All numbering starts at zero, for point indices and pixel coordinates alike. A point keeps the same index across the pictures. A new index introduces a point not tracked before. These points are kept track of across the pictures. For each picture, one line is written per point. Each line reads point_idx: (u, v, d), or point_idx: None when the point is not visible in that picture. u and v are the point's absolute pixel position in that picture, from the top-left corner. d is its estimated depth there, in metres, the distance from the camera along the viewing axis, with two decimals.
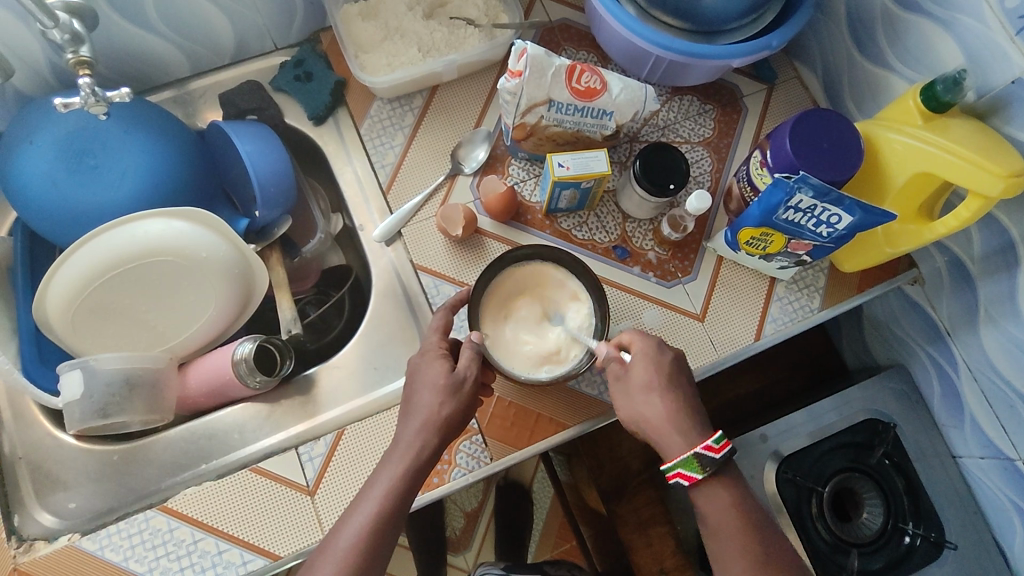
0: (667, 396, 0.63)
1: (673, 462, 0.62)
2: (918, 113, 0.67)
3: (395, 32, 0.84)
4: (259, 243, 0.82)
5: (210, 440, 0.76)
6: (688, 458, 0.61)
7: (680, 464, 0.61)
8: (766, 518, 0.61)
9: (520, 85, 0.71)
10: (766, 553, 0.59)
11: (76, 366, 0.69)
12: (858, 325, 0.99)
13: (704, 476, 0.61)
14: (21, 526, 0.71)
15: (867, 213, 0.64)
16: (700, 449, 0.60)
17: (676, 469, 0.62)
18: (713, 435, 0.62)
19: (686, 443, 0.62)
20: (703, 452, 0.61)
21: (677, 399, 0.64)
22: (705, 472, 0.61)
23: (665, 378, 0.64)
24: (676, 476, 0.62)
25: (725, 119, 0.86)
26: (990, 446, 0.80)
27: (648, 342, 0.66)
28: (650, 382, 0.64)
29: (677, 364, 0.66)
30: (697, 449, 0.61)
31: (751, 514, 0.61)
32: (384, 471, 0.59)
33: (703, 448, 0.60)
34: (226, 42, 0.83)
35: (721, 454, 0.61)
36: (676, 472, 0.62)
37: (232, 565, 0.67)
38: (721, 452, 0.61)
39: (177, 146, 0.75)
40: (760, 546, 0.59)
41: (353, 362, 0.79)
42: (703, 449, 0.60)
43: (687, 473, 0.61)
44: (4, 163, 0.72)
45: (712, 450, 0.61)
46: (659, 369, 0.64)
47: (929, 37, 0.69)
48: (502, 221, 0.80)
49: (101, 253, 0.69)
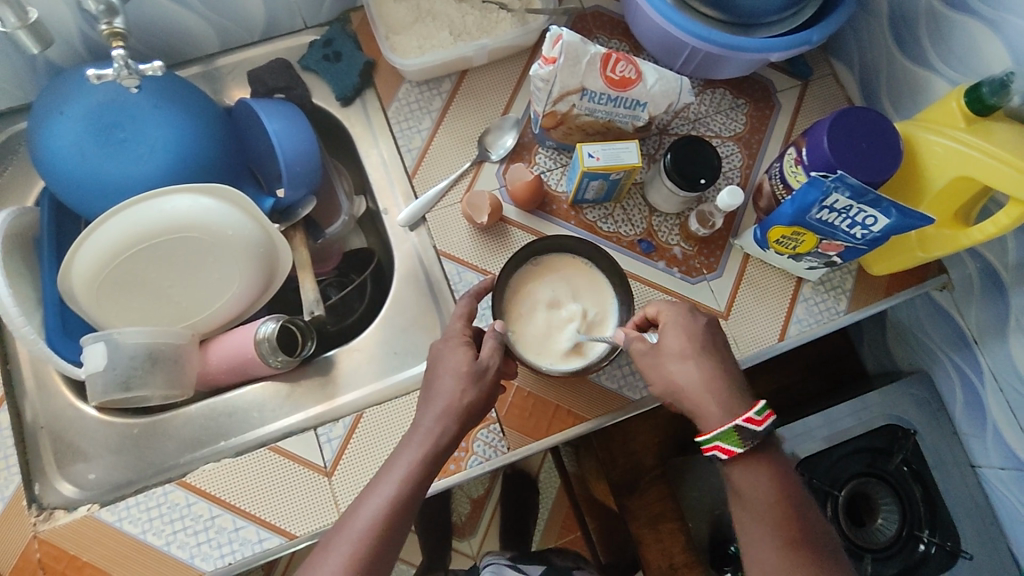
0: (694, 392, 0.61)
1: (710, 435, 0.59)
2: (961, 116, 0.66)
3: (426, 14, 0.83)
4: (282, 223, 0.82)
5: (229, 417, 0.77)
6: (729, 431, 0.58)
7: (718, 436, 0.59)
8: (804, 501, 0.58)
9: (553, 72, 0.70)
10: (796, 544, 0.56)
11: (100, 338, 0.69)
12: (881, 330, 0.97)
13: (744, 450, 0.58)
14: (42, 495, 0.72)
15: (905, 216, 0.63)
16: (743, 420, 0.58)
17: (713, 442, 0.59)
18: (755, 407, 0.59)
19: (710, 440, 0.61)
20: (745, 424, 0.58)
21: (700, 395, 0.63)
22: (745, 447, 0.58)
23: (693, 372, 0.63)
24: (713, 449, 0.59)
25: (757, 114, 0.84)
26: (1011, 456, 0.79)
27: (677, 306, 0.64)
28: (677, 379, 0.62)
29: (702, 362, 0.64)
30: (739, 420, 0.58)
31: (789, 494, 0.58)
32: (402, 455, 0.59)
33: (745, 419, 0.58)
34: (256, 19, 0.83)
35: (761, 428, 0.58)
36: (714, 445, 0.59)
37: (248, 542, 0.67)
38: (762, 425, 0.58)
39: (206, 122, 0.75)
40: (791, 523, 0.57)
41: (374, 345, 0.79)
42: (744, 421, 0.58)
43: (725, 447, 0.59)
44: (34, 133, 0.72)
45: (753, 423, 0.58)
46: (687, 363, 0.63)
47: (975, 37, 0.67)
48: (527, 210, 0.79)
49: (128, 227, 0.69)
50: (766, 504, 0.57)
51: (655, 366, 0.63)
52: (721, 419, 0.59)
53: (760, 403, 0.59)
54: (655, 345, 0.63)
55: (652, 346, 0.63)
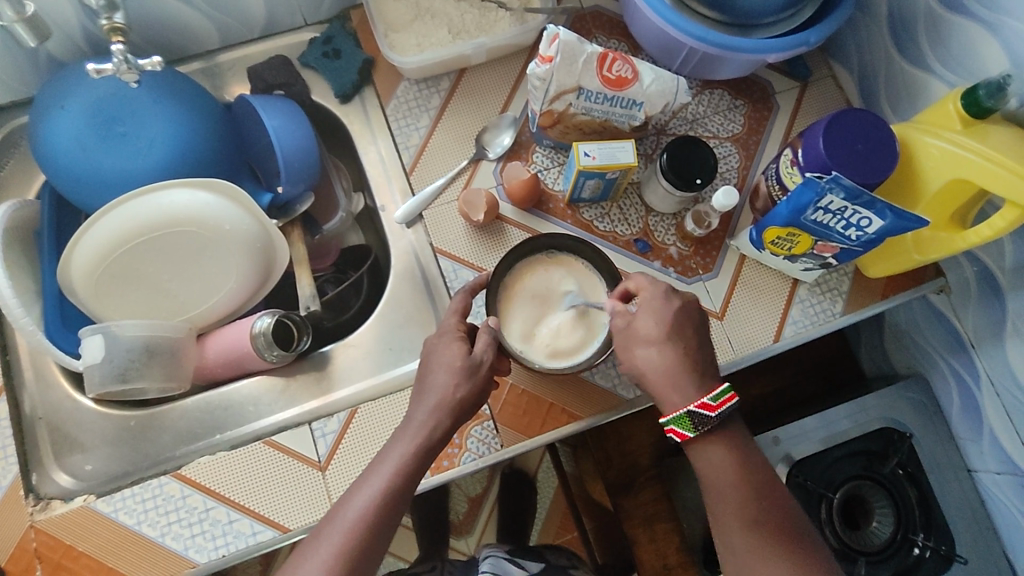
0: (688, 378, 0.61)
1: (665, 418, 0.60)
2: (958, 118, 0.66)
3: (426, 12, 0.83)
4: (281, 219, 0.83)
5: (225, 411, 0.77)
6: (681, 416, 0.59)
7: (673, 420, 0.60)
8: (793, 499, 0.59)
9: (550, 71, 0.70)
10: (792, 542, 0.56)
11: (98, 330, 0.70)
12: (879, 333, 0.97)
13: (696, 433, 0.59)
14: (39, 485, 0.72)
15: (899, 218, 0.63)
16: (695, 406, 0.59)
17: (668, 425, 0.60)
18: (713, 391, 0.60)
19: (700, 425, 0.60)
20: (697, 410, 0.59)
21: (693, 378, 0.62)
22: (699, 431, 0.59)
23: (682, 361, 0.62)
24: (669, 432, 0.61)
25: (755, 115, 0.84)
26: (1007, 460, 0.79)
27: (656, 289, 0.64)
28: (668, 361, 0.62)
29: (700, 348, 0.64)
30: (691, 407, 0.59)
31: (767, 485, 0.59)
32: (394, 448, 0.59)
33: (697, 405, 0.59)
34: (257, 17, 0.83)
35: (715, 413, 0.59)
36: (670, 428, 0.60)
37: (242, 535, 0.68)
38: (715, 410, 0.59)
39: (205, 118, 0.75)
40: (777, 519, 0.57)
41: (369, 341, 0.79)
42: (698, 406, 0.59)
43: (678, 430, 0.60)
44: (35, 127, 0.73)
45: (707, 407, 0.59)
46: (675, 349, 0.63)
47: (973, 40, 0.67)
48: (524, 208, 0.79)
49: (127, 220, 0.70)
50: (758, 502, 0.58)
51: (625, 348, 0.63)
52: (676, 404, 0.60)
53: (720, 387, 0.60)
54: (629, 327, 0.63)
55: (628, 325, 0.63)
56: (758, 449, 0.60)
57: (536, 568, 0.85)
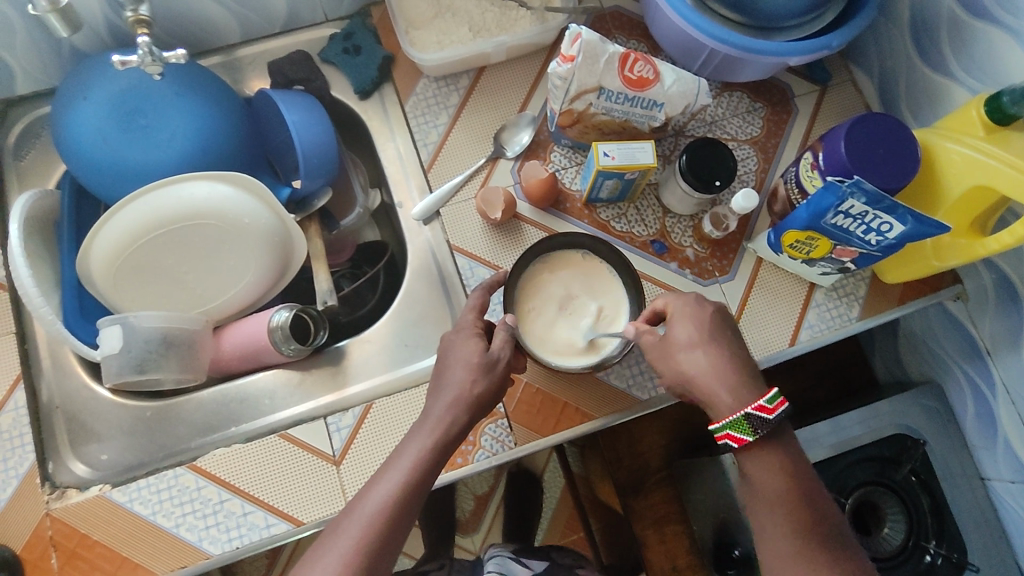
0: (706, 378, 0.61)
1: (722, 422, 0.59)
2: (981, 125, 0.66)
3: (447, 10, 0.83)
4: (298, 213, 0.83)
5: (240, 404, 0.77)
6: (738, 419, 0.58)
7: (727, 425, 0.58)
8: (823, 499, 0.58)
9: (572, 70, 0.69)
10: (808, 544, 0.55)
11: (116, 321, 0.70)
12: (893, 340, 0.97)
13: (754, 438, 0.58)
14: (55, 473, 0.73)
15: (921, 223, 0.62)
16: (754, 408, 0.57)
17: (724, 430, 0.59)
18: (767, 394, 0.58)
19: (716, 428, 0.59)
20: (754, 412, 0.57)
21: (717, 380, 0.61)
22: (756, 435, 0.57)
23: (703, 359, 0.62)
24: (725, 437, 0.59)
25: (774, 118, 0.84)
26: (1021, 470, 0.78)
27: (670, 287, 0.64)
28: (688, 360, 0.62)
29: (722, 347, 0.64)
30: (749, 409, 0.58)
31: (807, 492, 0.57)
32: (412, 442, 0.59)
33: (755, 408, 0.57)
34: (278, 12, 0.83)
35: (773, 416, 0.57)
36: (725, 433, 0.59)
37: (256, 527, 0.68)
38: (774, 413, 0.57)
39: (226, 111, 0.76)
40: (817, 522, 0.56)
41: (384, 337, 0.79)
42: (755, 409, 0.57)
43: (734, 435, 0.58)
44: (57, 117, 0.73)
45: (765, 411, 0.57)
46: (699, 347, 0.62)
47: (996, 46, 0.67)
48: (541, 207, 0.79)
49: (148, 212, 0.70)
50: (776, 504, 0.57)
51: (664, 357, 0.63)
52: (730, 409, 0.59)
53: (774, 389, 0.58)
54: (664, 337, 0.63)
55: (661, 339, 0.63)
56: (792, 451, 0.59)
57: (544, 568, 0.85)
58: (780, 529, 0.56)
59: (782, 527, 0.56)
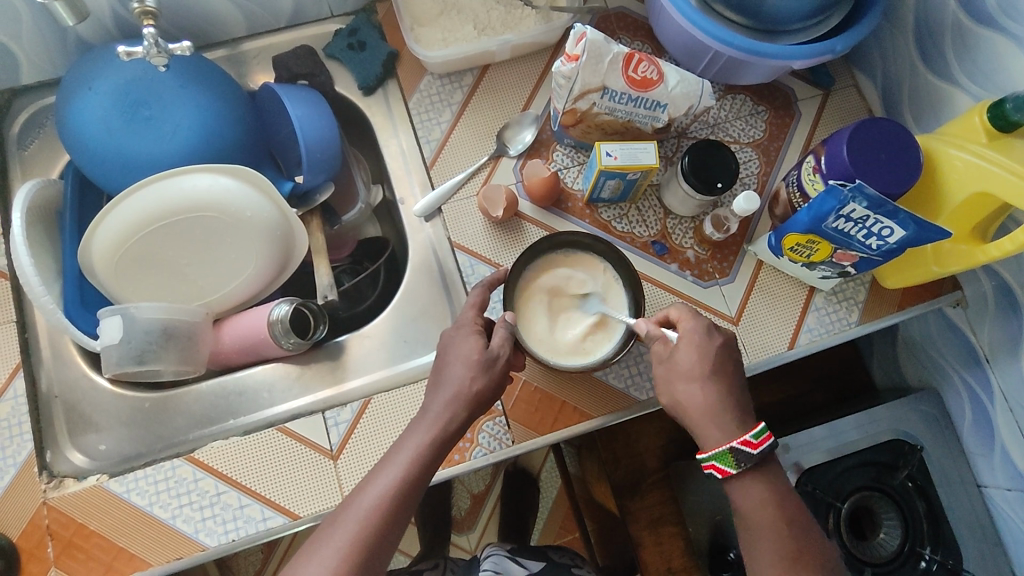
0: (703, 379, 0.61)
1: (708, 453, 0.59)
2: (982, 131, 0.66)
3: (452, 7, 0.84)
4: (300, 208, 0.83)
5: (239, 396, 0.78)
6: (724, 452, 0.58)
7: (714, 456, 0.59)
8: (806, 518, 0.58)
9: (576, 70, 0.70)
10: (801, 545, 0.56)
11: (116, 311, 0.70)
12: (892, 345, 0.97)
13: (738, 470, 0.58)
14: (53, 462, 0.73)
15: (922, 228, 0.62)
16: (738, 442, 0.58)
17: (710, 461, 0.59)
18: (753, 429, 0.59)
19: (713, 429, 0.60)
20: (739, 446, 0.58)
21: (716, 382, 0.61)
22: (740, 468, 0.58)
23: (702, 359, 0.62)
24: (710, 468, 0.60)
25: (777, 122, 0.84)
26: (1017, 477, 0.79)
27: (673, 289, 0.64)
28: (687, 362, 0.62)
29: (719, 347, 0.64)
30: (734, 443, 0.58)
31: (790, 501, 0.58)
32: (411, 438, 0.59)
33: (739, 442, 0.58)
34: (284, 7, 0.84)
35: (758, 451, 0.58)
36: (710, 465, 0.59)
37: (252, 520, 0.68)
38: (759, 447, 0.58)
39: (230, 105, 0.76)
40: (814, 546, 0.56)
41: (383, 333, 0.80)
42: (739, 443, 0.58)
43: (720, 467, 0.59)
44: (62, 107, 0.73)
45: (749, 445, 0.58)
46: (699, 349, 0.63)
47: (1000, 53, 0.67)
48: (543, 206, 0.79)
49: (152, 203, 0.71)
50: (771, 507, 0.57)
51: (667, 386, 0.63)
52: (720, 439, 0.59)
53: (759, 425, 0.59)
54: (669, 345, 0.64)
55: (665, 358, 0.63)
56: (781, 469, 0.59)
57: (539, 568, 0.85)
58: (775, 532, 0.56)
59: (774, 547, 0.56)
